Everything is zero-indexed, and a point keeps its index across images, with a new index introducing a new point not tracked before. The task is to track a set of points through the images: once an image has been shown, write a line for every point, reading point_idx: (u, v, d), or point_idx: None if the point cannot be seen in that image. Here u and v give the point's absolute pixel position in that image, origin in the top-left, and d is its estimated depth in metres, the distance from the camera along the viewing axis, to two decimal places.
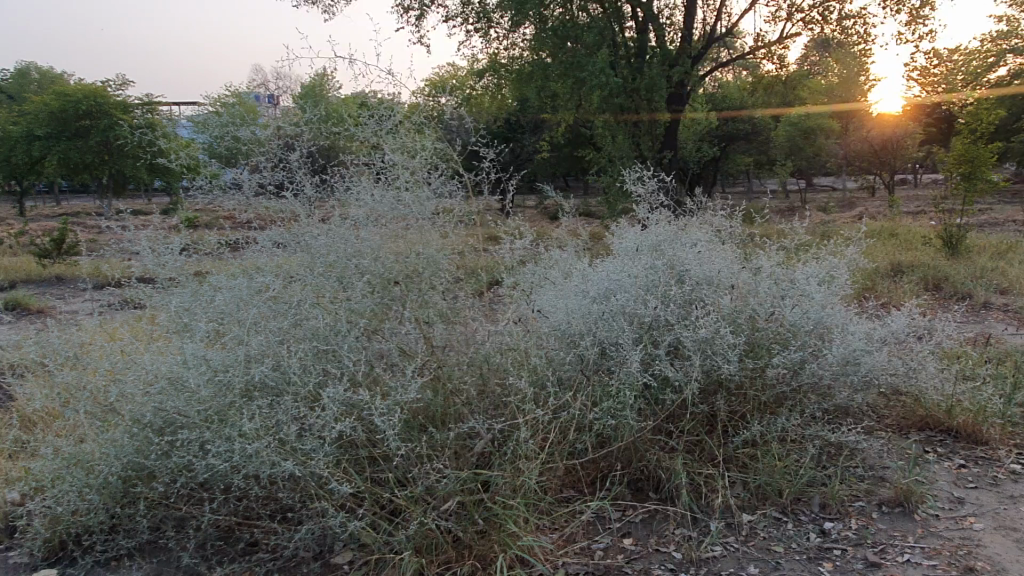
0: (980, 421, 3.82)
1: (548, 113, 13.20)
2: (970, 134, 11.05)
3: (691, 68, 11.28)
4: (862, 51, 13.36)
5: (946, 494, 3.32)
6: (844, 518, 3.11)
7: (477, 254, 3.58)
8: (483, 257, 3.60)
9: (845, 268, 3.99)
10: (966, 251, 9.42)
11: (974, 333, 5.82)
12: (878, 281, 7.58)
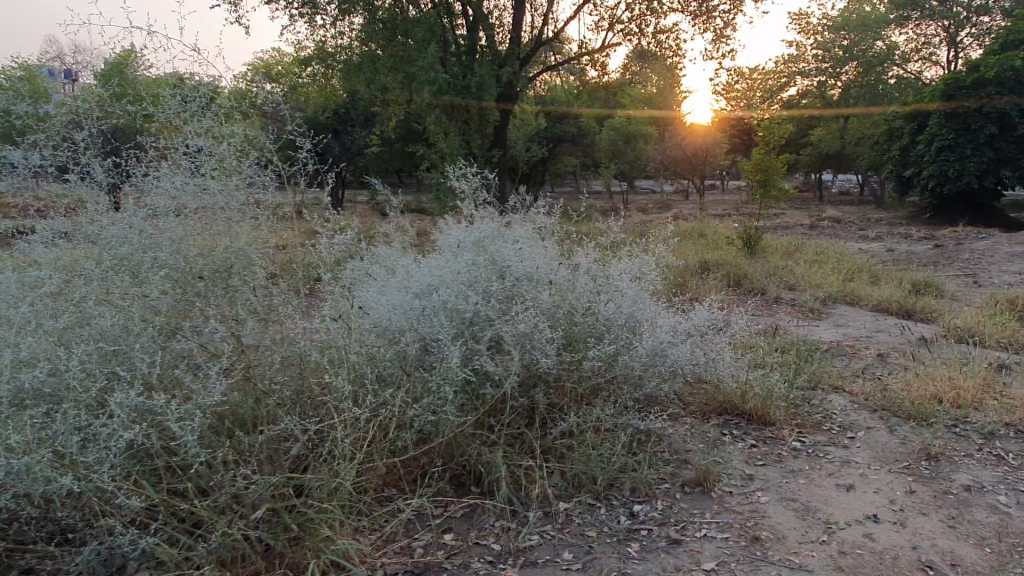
0: (768, 405, 4.23)
1: (379, 105, 12.95)
2: (765, 145, 12.25)
3: (519, 69, 11.54)
4: (675, 64, 14.39)
5: (739, 471, 3.64)
6: (650, 499, 3.31)
7: (295, 249, 3.42)
8: (301, 254, 3.44)
9: (654, 265, 4.25)
10: (762, 251, 10.41)
11: (766, 325, 6.44)
12: (689, 277, 8.17)
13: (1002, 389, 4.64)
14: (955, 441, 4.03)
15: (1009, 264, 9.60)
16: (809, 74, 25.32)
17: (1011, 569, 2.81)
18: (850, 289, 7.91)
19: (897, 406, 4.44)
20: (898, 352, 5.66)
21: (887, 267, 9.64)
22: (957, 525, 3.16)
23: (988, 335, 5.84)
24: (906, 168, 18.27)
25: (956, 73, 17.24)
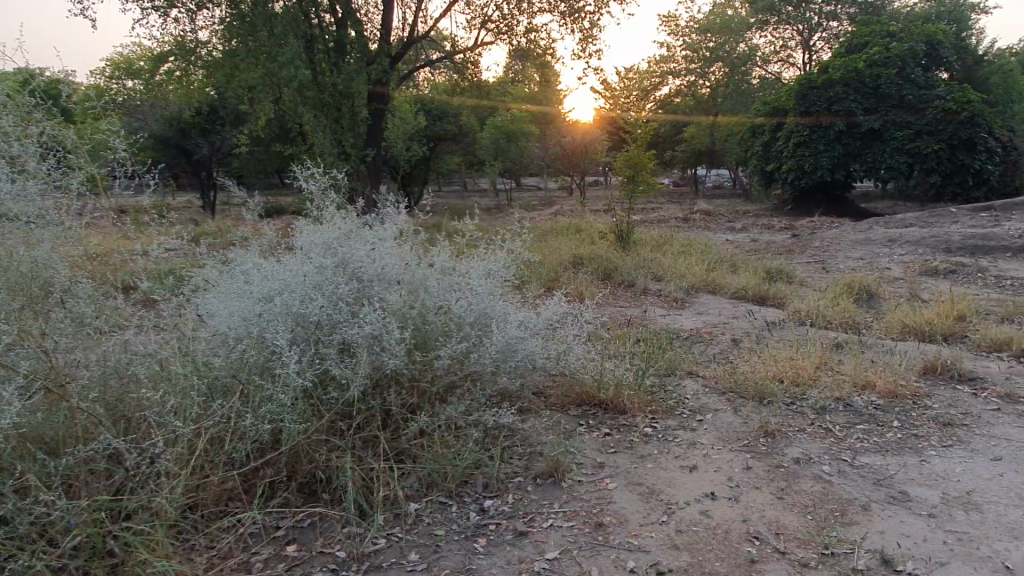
0: (620, 393, 4.34)
1: (246, 103, 12.48)
2: (633, 142, 12.61)
3: (389, 67, 11.42)
4: (548, 62, 14.62)
5: (591, 460, 3.73)
6: (502, 494, 3.34)
7: (103, 248, 3.45)
8: (107, 252, 3.47)
9: (508, 261, 4.29)
10: (633, 244, 10.77)
11: (627, 315, 6.65)
12: (561, 272, 8.33)
13: (835, 367, 4.97)
14: (791, 417, 4.26)
15: (853, 250, 10.38)
16: (679, 74, 26.34)
17: (825, 532, 3.01)
18: (711, 278, 8.29)
19: (742, 388, 4.66)
20: (748, 337, 5.97)
21: (746, 256, 10.20)
22: (786, 495, 3.35)
23: (826, 319, 6.26)
24: (768, 163, 19.39)
25: (809, 74, 18.43)
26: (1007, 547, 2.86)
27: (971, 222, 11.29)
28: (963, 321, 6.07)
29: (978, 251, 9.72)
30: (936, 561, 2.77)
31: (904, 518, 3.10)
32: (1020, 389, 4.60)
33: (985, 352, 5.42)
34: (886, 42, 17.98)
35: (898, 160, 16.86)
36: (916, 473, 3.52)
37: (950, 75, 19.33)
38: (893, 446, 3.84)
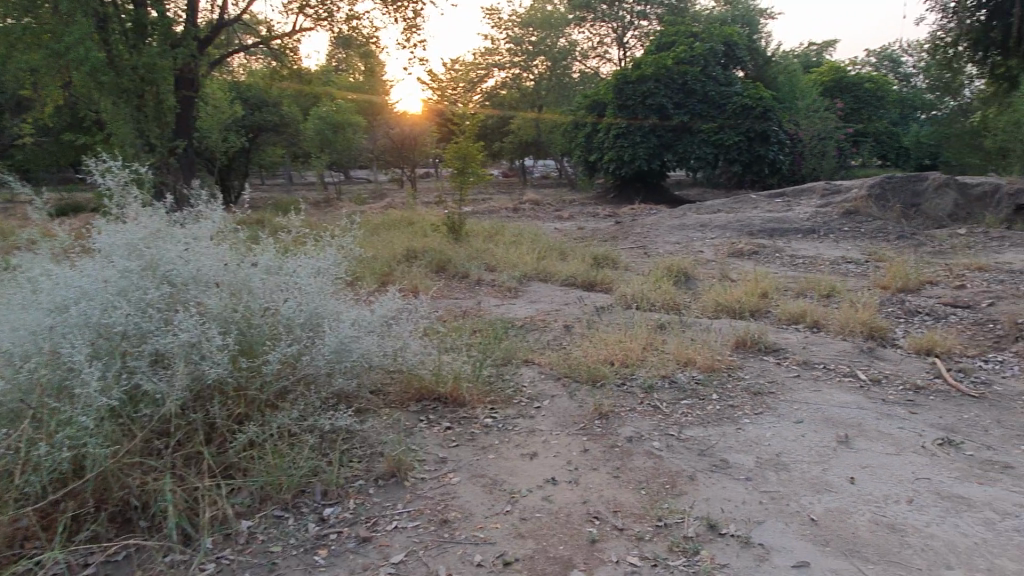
0: (459, 386, 4.30)
1: (29, 89, 11.10)
2: (462, 134, 12.62)
3: (198, 52, 10.62)
4: (372, 51, 14.27)
5: (433, 456, 3.68)
6: (342, 500, 3.20)
7: None
8: None
9: (338, 258, 4.12)
10: (465, 236, 10.82)
11: (463, 307, 6.64)
12: (395, 266, 8.17)
13: (659, 346, 5.27)
14: (621, 397, 4.46)
15: (670, 236, 11.09)
16: (504, 66, 26.70)
17: (658, 505, 3.17)
18: (542, 267, 8.49)
19: (576, 372, 4.81)
20: (579, 322, 6.18)
21: (574, 244, 10.58)
22: (621, 473, 3.50)
23: (650, 302, 6.64)
24: (591, 154, 20.14)
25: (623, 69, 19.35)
26: (812, 500, 3.17)
27: (767, 207, 12.48)
28: (765, 298, 6.67)
29: (775, 234, 10.75)
30: (754, 521, 3.01)
31: (725, 484, 3.34)
32: (815, 356, 5.14)
33: (785, 325, 6.00)
34: (691, 42, 19.29)
35: (706, 150, 18.46)
36: (734, 441, 3.81)
37: (745, 74, 21.19)
38: (713, 418, 4.13)
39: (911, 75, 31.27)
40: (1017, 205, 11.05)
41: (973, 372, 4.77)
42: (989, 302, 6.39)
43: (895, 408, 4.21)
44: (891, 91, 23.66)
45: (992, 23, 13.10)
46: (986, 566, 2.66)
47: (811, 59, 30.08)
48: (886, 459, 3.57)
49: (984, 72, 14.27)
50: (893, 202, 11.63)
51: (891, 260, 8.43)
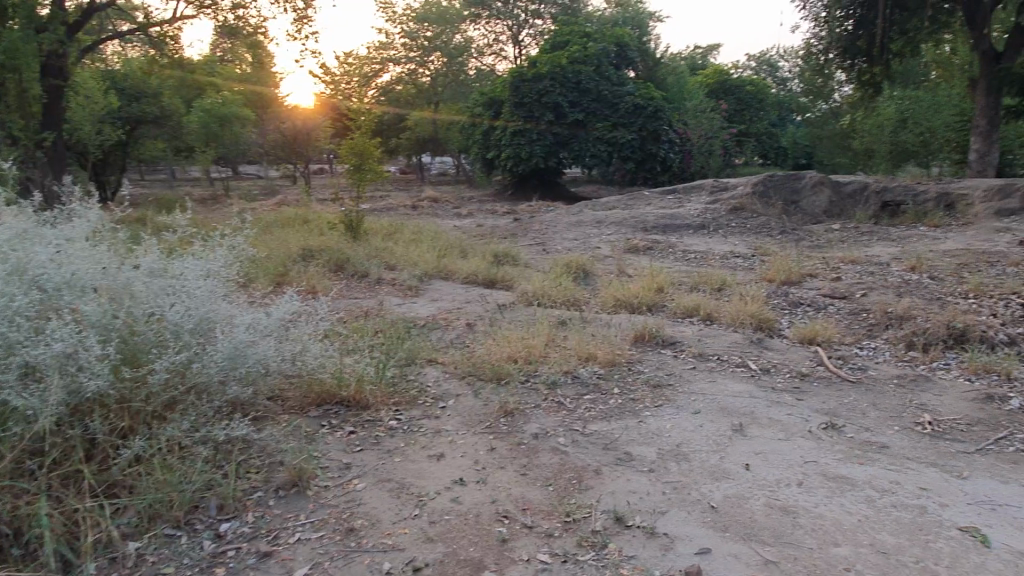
0: (362, 389, 4.19)
1: None
2: (357, 129, 12.30)
3: (67, 38, 9.87)
4: (261, 42, 13.71)
5: (336, 462, 3.56)
6: (240, 513, 3.04)
7: None
8: None
9: (229, 259, 3.94)
10: (364, 234, 10.59)
11: (363, 308, 6.49)
12: (290, 266, 7.88)
13: (561, 342, 5.32)
14: (525, 394, 4.48)
15: (568, 232, 11.27)
16: (400, 61, 26.21)
17: (565, 501, 3.20)
18: (442, 265, 8.42)
19: (479, 371, 4.78)
20: (481, 320, 6.16)
21: (474, 241, 10.56)
22: (528, 470, 3.51)
23: (550, 298, 6.71)
24: (489, 151, 20.08)
25: (520, 67, 19.28)
26: (711, 488, 3.29)
27: (660, 204, 12.91)
28: (661, 292, 6.89)
29: (668, 230, 11.12)
30: (658, 512, 3.09)
31: (629, 476, 3.41)
32: (710, 348, 5.35)
33: (680, 318, 6.21)
34: (584, 42, 19.64)
35: (600, 148, 18.85)
36: (636, 434, 3.91)
37: (636, 75, 21.83)
38: (615, 412, 4.21)
39: (787, 80, 33.16)
40: (883, 202, 11.91)
41: (851, 359, 5.10)
42: (862, 292, 6.85)
43: (783, 396, 4.44)
44: (770, 94, 25.03)
45: (858, 32, 14.08)
46: (869, 540, 2.84)
47: (697, 62, 31.31)
48: (777, 445, 3.75)
49: (852, 78, 15.32)
50: (775, 199, 12.29)
51: (775, 254, 8.90)
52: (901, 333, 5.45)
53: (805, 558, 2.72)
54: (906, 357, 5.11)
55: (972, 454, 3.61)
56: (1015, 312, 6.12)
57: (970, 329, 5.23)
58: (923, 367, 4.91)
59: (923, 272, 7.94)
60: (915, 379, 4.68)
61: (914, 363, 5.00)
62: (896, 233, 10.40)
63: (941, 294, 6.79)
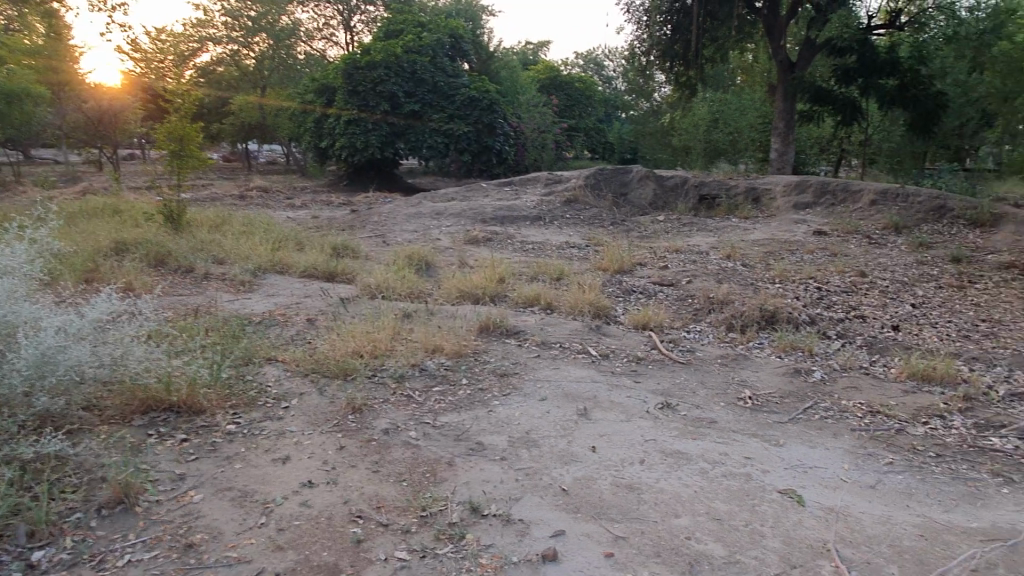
0: (194, 392, 3.89)
1: None
2: (176, 112, 11.21)
3: None
4: (56, 11, 12.26)
5: (168, 474, 3.28)
6: (56, 539, 2.73)
7: None
8: None
9: (30, 259, 3.58)
10: (186, 226, 9.84)
11: (191, 305, 6.03)
12: (102, 261, 7.14)
13: (407, 335, 5.25)
14: (373, 390, 4.38)
15: (408, 224, 11.14)
16: (220, 40, 24.22)
17: (421, 495, 3.16)
18: (277, 258, 8.01)
19: (324, 367, 4.60)
20: (322, 315, 5.93)
21: (309, 233, 10.16)
22: (380, 467, 3.43)
23: (394, 290, 6.61)
24: (322, 140, 19.03)
25: (352, 53, 18.53)
26: (561, 471, 3.40)
27: (498, 196, 13.13)
28: (503, 283, 7.01)
29: (506, 221, 11.33)
30: (512, 499, 3.14)
31: (483, 466, 3.44)
32: (552, 336, 5.52)
33: (522, 308, 6.36)
34: (418, 31, 19.39)
35: (437, 139, 18.65)
36: (487, 423, 3.94)
37: (470, 67, 21.96)
38: (464, 402, 4.23)
39: (612, 79, 34.91)
40: (700, 195, 12.88)
41: (680, 341, 5.48)
42: (687, 279, 7.38)
43: (621, 379, 4.68)
44: (596, 92, 26.25)
45: (675, 37, 15.13)
46: (705, 509, 3.06)
47: (529, 58, 32.11)
48: (619, 426, 3.95)
49: (671, 79, 16.40)
50: (605, 192, 12.91)
51: (607, 244, 9.36)
52: (722, 316, 5.93)
53: (651, 531, 2.88)
54: (727, 338, 5.57)
55: (785, 423, 4.00)
56: (814, 295, 6.87)
57: (779, 311, 5.81)
58: (741, 347, 5.38)
59: (736, 260, 8.71)
60: (735, 357, 5.12)
61: (734, 343, 5.46)
62: (712, 224, 11.30)
63: (753, 280, 7.48)
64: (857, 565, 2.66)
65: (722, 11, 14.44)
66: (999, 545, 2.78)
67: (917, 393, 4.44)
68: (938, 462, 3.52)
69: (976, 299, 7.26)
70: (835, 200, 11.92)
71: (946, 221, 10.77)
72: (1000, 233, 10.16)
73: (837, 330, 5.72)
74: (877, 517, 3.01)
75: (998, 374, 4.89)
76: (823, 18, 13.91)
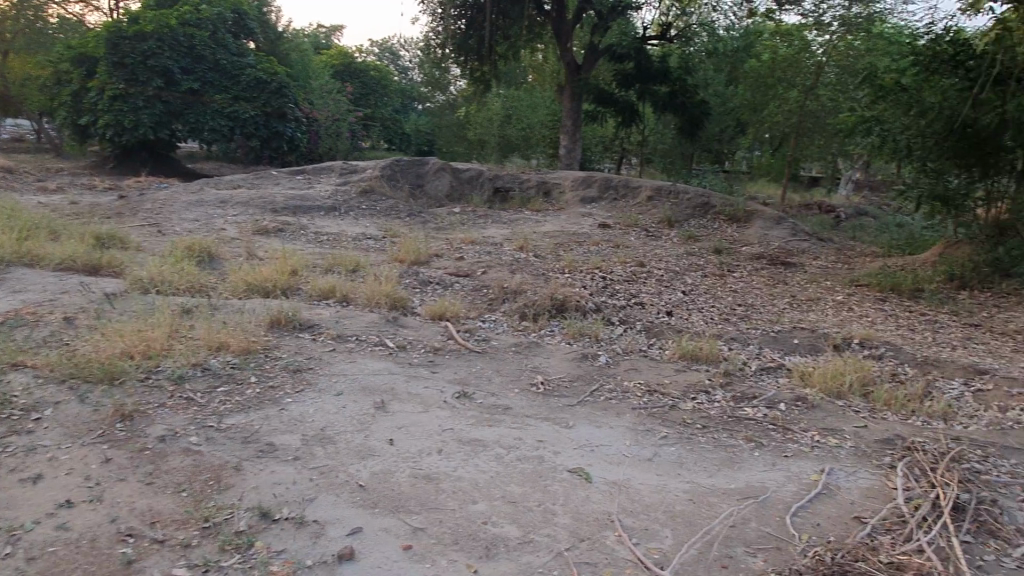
0: None
1: None
2: None
3: None
4: None
5: None
6: None
7: None
8: None
9: None
10: None
11: None
12: None
13: (186, 332, 4.82)
14: (146, 393, 3.98)
15: (187, 212, 10.26)
16: None
17: (203, 505, 2.92)
18: (25, 248, 7.00)
19: (85, 371, 4.09)
20: (84, 313, 5.27)
21: (67, 221, 9.01)
22: (155, 478, 3.13)
23: (171, 285, 6.05)
24: (81, 117, 16.89)
25: (117, 21, 16.59)
26: (358, 467, 3.31)
27: (289, 184, 12.51)
28: (295, 275, 6.69)
29: (298, 211, 10.84)
30: (306, 500, 3.00)
31: (273, 467, 3.25)
32: (347, 329, 5.37)
33: (316, 301, 6.12)
34: (196, 3, 17.86)
35: (220, 122, 17.34)
36: (277, 422, 3.73)
37: (257, 46, 20.73)
38: (253, 402, 3.98)
39: (408, 70, 34.93)
40: (495, 188, 13.24)
41: (476, 331, 5.58)
42: (482, 270, 7.54)
43: (419, 370, 4.68)
44: (392, 82, 25.94)
45: (469, 32, 15.37)
46: (500, 493, 3.14)
47: (321, 42, 31.06)
48: (417, 417, 3.93)
49: (466, 73, 16.65)
50: (402, 183, 12.81)
51: (404, 236, 9.30)
52: (515, 306, 6.13)
53: (448, 519, 2.90)
54: (522, 327, 5.77)
55: (575, 405, 4.23)
56: (599, 284, 7.33)
57: (568, 299, 6.12)
58: (534, 335, 5.60)
59: (529, 251, 9.05)
60: (528, 345, 5.32)
61: (527, 332, 5.67)
62: (507, 216, 11.68)
63: (544, 270, 7.82)
64: (637, 532, 2.87)
65: (514, 10, 14.92)
66: (752, 502, 3.15)
67: (686, 371, 4.91)
68: (703, 432, 3.91)
69: (733, 286, 8.20)
70: (617, 195, 12.84)
71: (709, 216, 12.03)
72: (751, 227, 11.55)
73: (619, 317, 6.16)
74: (654, 487, 3.27)
75: (751, 352, 5.55)
76: (604, 25, 14.88)
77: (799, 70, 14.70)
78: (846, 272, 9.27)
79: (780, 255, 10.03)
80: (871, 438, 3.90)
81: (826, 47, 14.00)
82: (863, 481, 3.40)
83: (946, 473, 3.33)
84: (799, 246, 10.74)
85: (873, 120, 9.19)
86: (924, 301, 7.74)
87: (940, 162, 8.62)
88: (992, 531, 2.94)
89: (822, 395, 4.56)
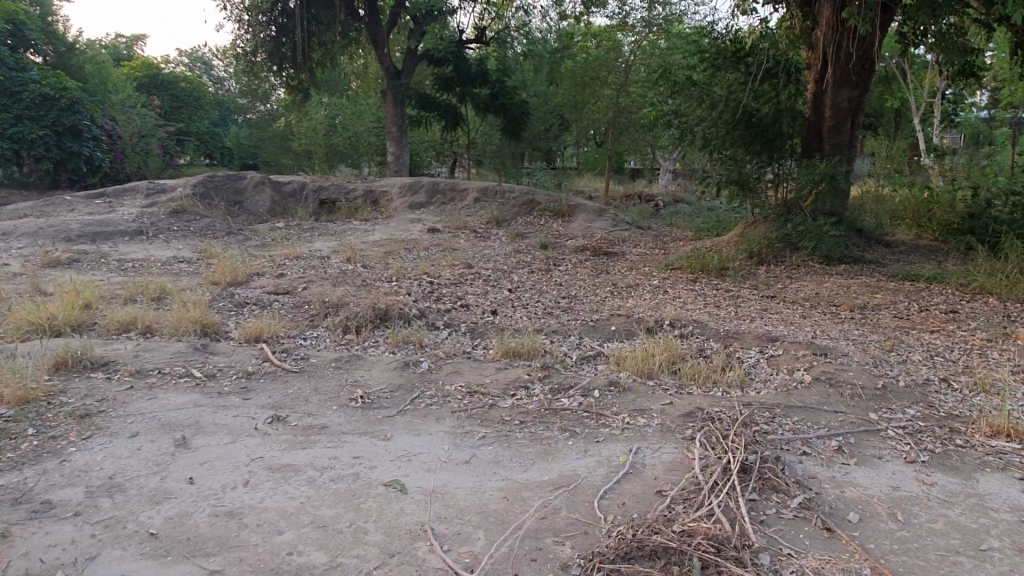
0: None
1: None
2: None
3: None
4: None
5: None
6: None
7: None
8: None
9: None
10: None
11: None
12: None
13: None
14: None
15: None
16: None
17: None
18: None
19: None
20: None
21: None
22: None
23: None
24: None
25: None
26: (149, 514, 3.04)
27: (86, 209, 11.43)
28: (89, 309, 6.09)
29: (97, 237, 9.94)
30: (85, 559, 2.71)
31: (49, 529, 2.92)
32: (149, 363, 4.95)
33: (114, 335, 5.60)
34: None
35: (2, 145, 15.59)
36: (57, 477, 3.35)
37: (42, 60, 18.84)
38: (28, 457, 3.55)
39: (223, 80, 33.19)
40: (320, 199, 12.83)
41: (293, 350, 5.37)
42: (302, 286, 7.26)
43: (229, 399, 4.39)
44: (205, 92, 24.45)
45: (280, 39, 14.77)
46: (309, 519, 3.01)
47: (121, 52, 28.81)
48: (223, 450, 3.69)
49: (282, 82, 16.02)
50: (217, 201, 12.11)
51: (219, 256, 8.77)
52: (336, 319, 5.95)
53: (250, 556, 2.73)
54: (343, 341, 5.62)
55: (394, 416, 4.15)
56: (425, 289, 7.30)
57: (391, 308, 6.03)
58: (355, 347, 5.47)
59: (356, 262, 8.85)
60: (349, 359, 5.19)
61: (349, 345, 5.53)
62: (333, 228, 11.36)
63: (369, 279, 7.69)
64: (449, 538, 2.85)
65: (325, 15, 14.54)
66: (563, 491, 3.23)
67: (508, 368, 4.98)
68: (521, 428, 3.97)
69: (557, 280, 8.46)
70: (444, 198, 12.86)
71: (535, 213, 12.35)
72: (575, 221, 12.00)
73: (444, 320, 6.17)
74: (470, 489, 3.27)
75: (571, 342, 5.73)
76: (420, 30, 14.91)
77: (613, 68, 15.51)
78: (661, 257, 9.84)
79: (601, 246, 10.48)
80: (675, 414, 4.14)
81: (634, 45, 14.85)
82: (666, 456, 3.59)
83: (735, 439, 3.59)
84: (619, 235, 11.30)
85: (672, 113, 9.84)
86: (729, 278, 8.37)
87: (734, 148, 9.35)
88: (775, 486, 3.21)
89: (634, 378, 4.81)
